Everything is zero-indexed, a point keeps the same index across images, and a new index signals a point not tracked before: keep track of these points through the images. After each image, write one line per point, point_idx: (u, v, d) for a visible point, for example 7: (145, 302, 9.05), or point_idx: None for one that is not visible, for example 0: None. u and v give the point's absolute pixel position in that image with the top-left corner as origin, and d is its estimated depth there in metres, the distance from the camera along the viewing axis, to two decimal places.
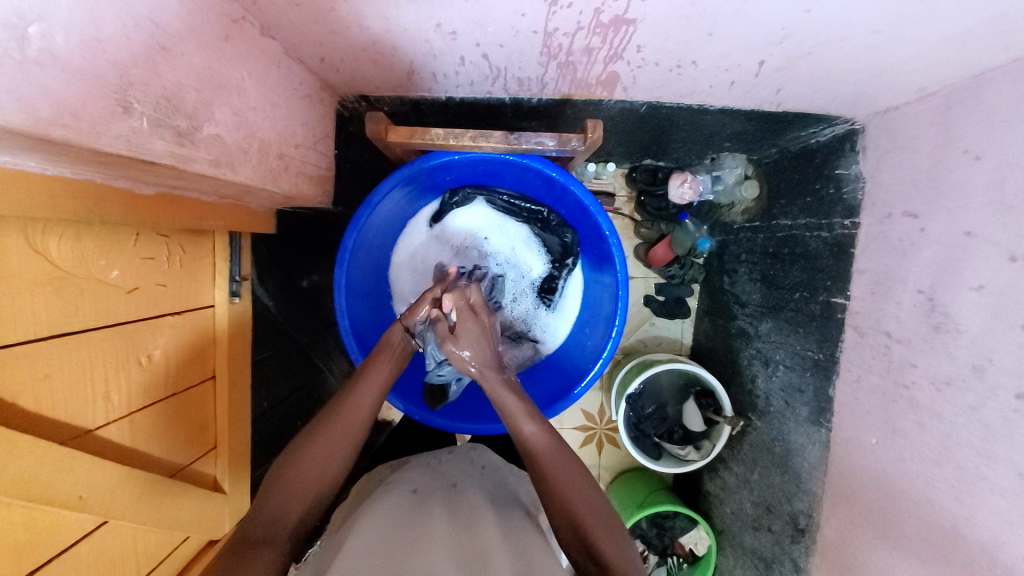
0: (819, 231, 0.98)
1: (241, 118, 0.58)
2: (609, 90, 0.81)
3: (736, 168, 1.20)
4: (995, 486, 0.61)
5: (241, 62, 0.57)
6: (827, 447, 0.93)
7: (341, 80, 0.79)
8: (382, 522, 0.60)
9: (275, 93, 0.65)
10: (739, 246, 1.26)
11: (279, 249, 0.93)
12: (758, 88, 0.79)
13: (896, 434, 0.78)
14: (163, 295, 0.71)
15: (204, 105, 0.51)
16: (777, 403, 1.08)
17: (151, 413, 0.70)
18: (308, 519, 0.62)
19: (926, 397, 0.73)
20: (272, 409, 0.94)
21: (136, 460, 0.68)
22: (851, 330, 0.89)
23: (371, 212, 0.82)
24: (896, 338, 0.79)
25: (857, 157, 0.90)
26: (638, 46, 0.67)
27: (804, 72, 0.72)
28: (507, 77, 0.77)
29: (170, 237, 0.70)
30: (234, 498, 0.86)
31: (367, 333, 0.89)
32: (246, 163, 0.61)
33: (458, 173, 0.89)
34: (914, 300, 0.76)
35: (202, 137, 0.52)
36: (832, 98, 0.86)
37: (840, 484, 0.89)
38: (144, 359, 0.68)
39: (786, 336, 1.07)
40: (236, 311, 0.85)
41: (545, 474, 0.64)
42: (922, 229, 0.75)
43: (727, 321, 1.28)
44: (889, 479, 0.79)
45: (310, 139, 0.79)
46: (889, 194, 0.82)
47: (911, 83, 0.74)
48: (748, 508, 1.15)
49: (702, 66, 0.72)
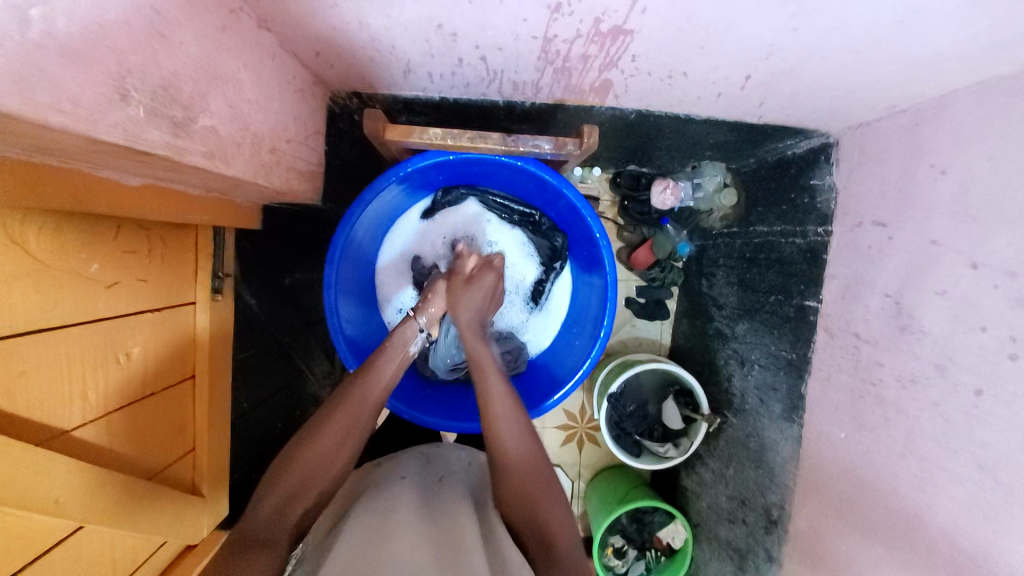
0: (794, 237, 1.03)
1: (236, 110, 0.57)
2: (601, 97, 0.83)
3: (715, 176, 1.23)
4: (953, 475, 0.66)
5: (238, 54, 0.55)
6: (800, 442, 0.98)
7: (334, 75, 0.78)
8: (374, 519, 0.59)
9: (270, 86, 0.64)
10: (717, 250, 1.30)
11: (263, 246, 0.91)
12: (742, 100, 0.82)
13: (863, 429, 0.83)
14: (143, 291, 0.68)
15: (200, 95, 0.50)
16: (751, 401, 1.13)
17: (129, 412, 0.67)
18: (306, 521, 0.61)
19: (893, 394, 0.77)
20: (253, 410, 0.92)
21: (114, 462, 0.65)
22: (823, 332, 0.94)
23: (364, 210, 0.82)
24: (864, 339, 0.84)
25: (831, 169, 0.95)
26: (633, 56, 0.69)
27: (786, 87, 0.75)
28: (502, 80, 0.77)
29: (151, 230, 0.68)
30: (212, 502, 0.83)
31: (356, 329, 0.88)
32: (240, 156, 0.59)
33: (450, 173, 0.89)
34: (882, 303, 0.81)
35: (197, 129, 0.50)
36: (808, 112, 0.91)
37: (810, 479, 0.94)
38: (123, 357, 0.66)
39: (761, 337, 1.11)
40: (218, 309, 0.82)
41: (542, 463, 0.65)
42: (891, 237, 0.80)
43: (705, 322, 1.32)
44: (857, 473, 0.83)
45: (302, 135, 0.77)
46: (860, 204, 0.87)
47: (883, 100, 0.79)
48: (723, 502, 1.19)
49: (693, 78, 0.75)
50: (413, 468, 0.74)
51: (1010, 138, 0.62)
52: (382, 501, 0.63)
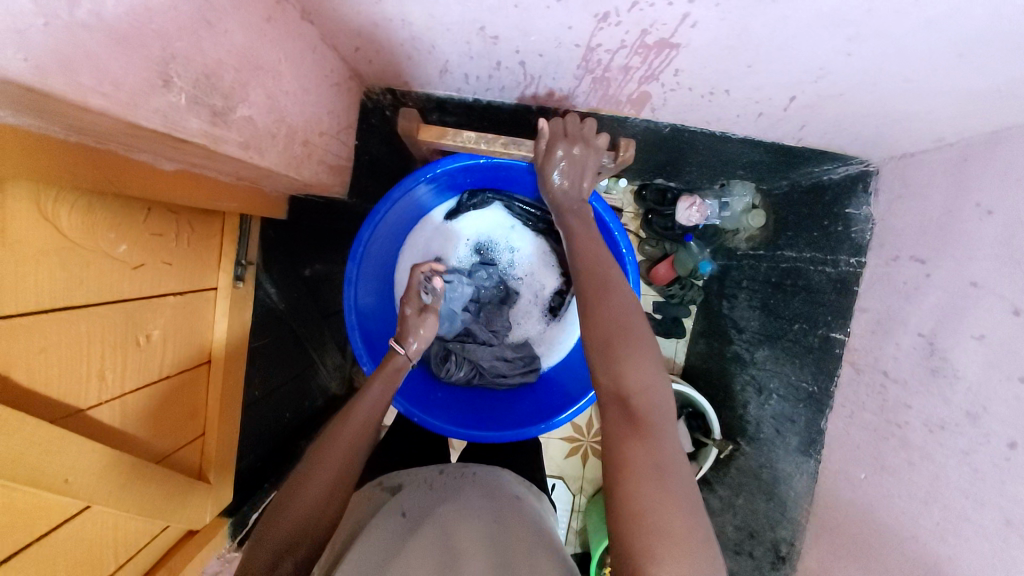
0: (824, 265, 1.00)
1: (273, 101, 0.56)
2: (637, 109, 0.81)
3: (745, 196, 1.22)
4: (981, 530, 0.63)
5: (279, 45, 0.55)
6: (816, 478, 0.95)
7: (371, 71, 0.78)
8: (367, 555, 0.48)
9: (307, 78, 0.64)
10: (740, 272, 1.28)
11: (287, 236, 0.90)
12: (782, 122, 0.80)
13: (884, 471, 0.80)
14: (167, 274, 0.68)
15: (240, 85, 0.50)
16: (767, 431, 1.10)
17: (144, 395, 0.67)
18: None
19: (920, 438, 0.74)
20: (264, 399, 0.92)
21: (125, 443, 0.65)
22: (848, 367, 0.91)
23: (390, 208, 0.81)
24: (892, 378, 0.81)
25: (869, 199, 0.92)
26: (676, 70, 0.67)
27: (831, 112, 0.73)
28: (539, 86, 0.76)
29: (180, 214, 0.68)
30: (217, 489, 0.82)
31: (372, 327, 0.88)
32: (273, 147, 0.59)
33: (478, 177, 0.88)
34: (914, 342, 0.78)
35: (235, 119, 0.50)
36: (850, 138, 0.88)
37: (825, 517, 0.91)
38: (142, 339, 0.66)
39: (781, 365, 1.08)
40: (239, 295, 0.82)
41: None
42: (929, 274, 0.77)
43: (723, 345, 1.30)
44: (875, 517, 0.80)
45: (334, 128, 0.77)
46: (898, 238, 0.84)
47: (931, 132, 0.76)
48: (730, 532, 1.16)
49: (734, 96, 0.73)
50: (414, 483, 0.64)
51: None
52: (378, 529, 0.53)
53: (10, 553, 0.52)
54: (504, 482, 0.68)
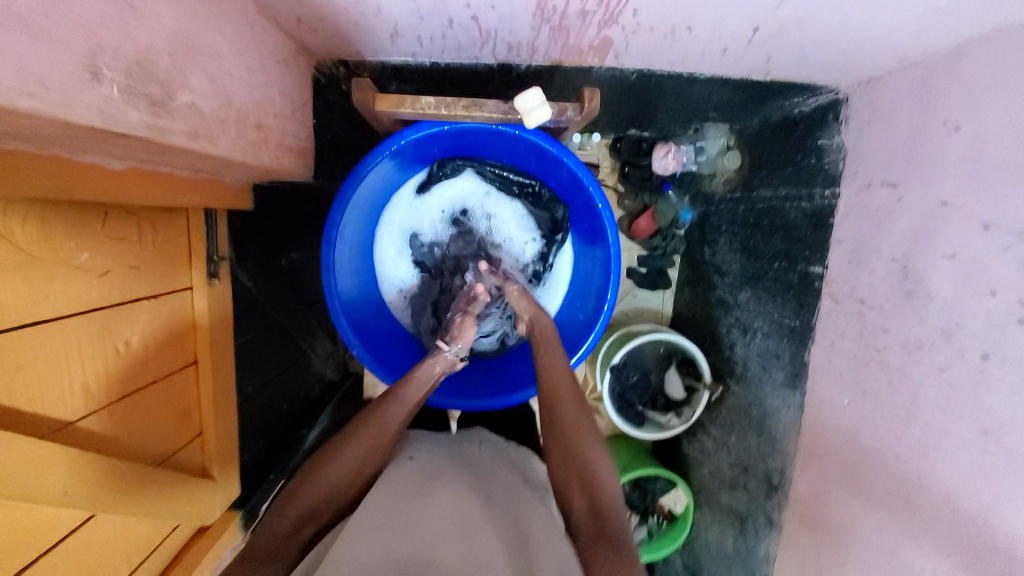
0: (799, 202, 1.00)
1: (217, 85, 0.53)
2: (600, 56, 0.79)
3: (719, 138, 1.20)
4: (956, 438, 0.67)
5: (214, 23, 0.52)
6: (802, 408, 0.99)
7: (319, 43, 0.74)
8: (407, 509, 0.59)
9: (251, 58, 0.60)
10: (719, 217, 1.28)
11: (256, 227, 0.89)
12: (749, 56, 0.78)
13: (866, 394, 0.83)
14: (137, 279, 0.66)
15: (178, 70, 0.47)
16: (754, 367, 1.14)
17: (133, 402, 0.67)
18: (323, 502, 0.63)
19: (897, 358, 0.77)
20: (259, 392, 0.93)
21: (122, 450, 0.66)
22: (827, 298, 0.93)
23: (358, 186, 0.79)
24: (869, 305, 0.83)
25: (840, 127, 0.92)
26: (635, 10, 0.65)
27: (794, 41, 0.71)
28: (496, 41, 0.73)
29: (140, 215, 0.66)
30: (223, 484, 0.84)
31: (356, 311, 0.87)
32: (226, 135, 0.56)
33: (445, 145, 0.86)
34: (888, 268, 0.80)
35: (178, 107, 0.48)
36: (818, 66, 0.87)
37: (812, 444, 0.96)
38: (122, 346, 0.65)
39: (764, 304, 1.11)
40: (216, 293, 0.81)
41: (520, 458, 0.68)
42: (900, 199, 0.78)
43: (707, 290, 1.32)
44: (859, 438, 0.84)
45: (289, 109, 0.74)
46: (869, 165, 0.85)
47: (895, 52, 0.76)
48: (725, 470, 1.21)
49: (697, 32, 0.71)
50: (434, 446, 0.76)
51: None
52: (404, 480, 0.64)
53: (22, 568, 0.53)
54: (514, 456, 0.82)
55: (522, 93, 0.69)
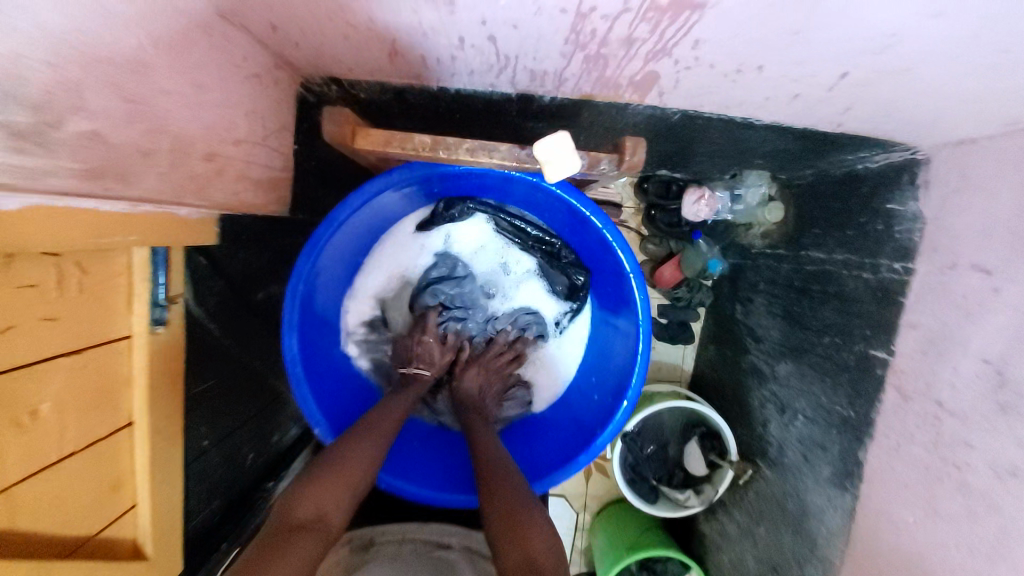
0: (861, 271, 0.86)
1: (136, 106, 0.41)
2: (640, 93, 0.66)
3: (759, 187, 1.09)
4: None
5: (145, 27, 0.39)
6: (851, 516, 0.83)
7: (302, 58, 0.61)
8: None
9: (204, 72, 0.48)
10: (757, 273, 1.15)
11: (225, 264, 0.77)
12: (822, 106, 0.64)
13: (938, 517, 0.68)
14: (56, 332, 0.53)
15: (67, 89, 0.34)
16: (792, 455, 0.98)
17: (35, 483, 0.54)
18: None
19: (984, 483, 0.62)
20: (212, 447, 0.81)
21: (16, 545, 0.52)
22: (892, 392, 0.78)
23: (335, 230, 0.67)
24: (948, 410, 0.68)
25: (916, 192, 0.77)
26: (695, 41, 0.51)
27: (883, 91, 0.57)
28: (517, 68, 0.60)
29: (61, 255, 0.52)
30: (162, 563, 0.71)
31: (326, 372, 0.75)
32: (150, 168, 0.44)
33: (447, 182, 0.73)
34: (976, 369, 0.65)
35: (64, 137, 0.35)
36: (900, 125, 0.73)
37: (860, 562, 0.79)
38: (26, 417, 0.52)
39: (809, 384, 0.95)
40: (161, 341, 0.67)
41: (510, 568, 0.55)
42: (997, 290, 0.63)
43: (739, 353, 1.17)
44: (926, 570, 0.69)
45: (260, 133, 0.61)
46: (955, 242, 0.70)
47: (1005, 112, 0.62)
48: (751, 564, 1.05)
49: (767, 74, 0.57)
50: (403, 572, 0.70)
51: None
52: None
53: None
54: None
55: (543, 137, 0.54)
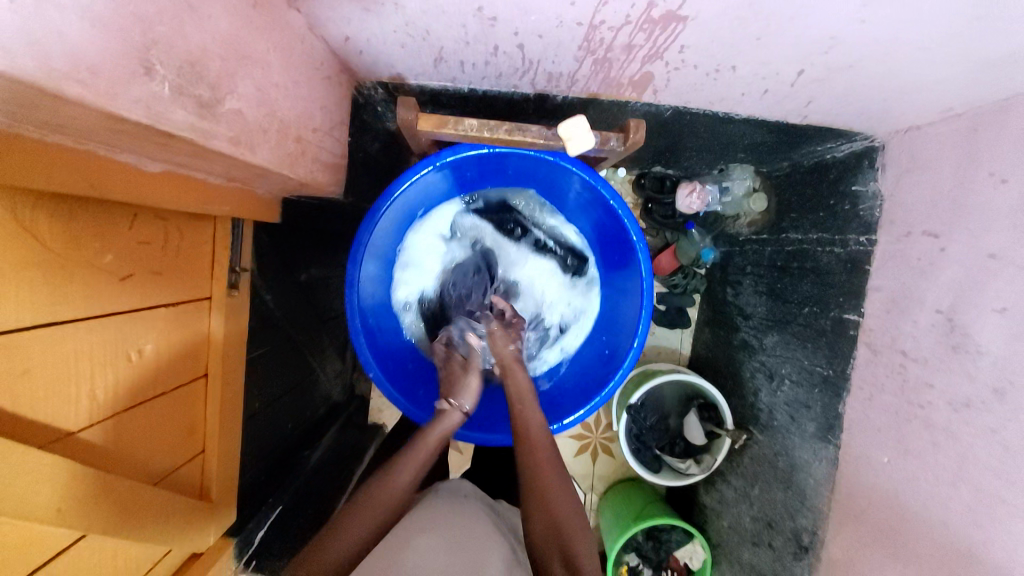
0: (832, 246, 0.98)
1: (263, 94, 0.53)
2: (638, 92, 0.79)
3: (745, 179, 1.21)
4: (1018, 510, 0.61)
5: (267, 34, 0.52)
6: (834, 464, 0.93)
7: (361, 64, 0.74)
8: (416, 544, 0.59)
9: (297, 72, 0.61)
10: (744, 257, 1.27)
11: (281, 241, 0.87)
12: (788, 99, 0.77)
13: (909, 453, 0.78)
14: (157, 285, 0.64)
15: (228, 75, 0.47)
16: (781, 417, 1.08)
17: (138, 414, 0.63)
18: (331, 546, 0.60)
19: (944, 416, 0.72)
20: (264, 410, 0.88)
21: (122, 465, 0.62)
22: (864, 348, 0.89)
23: (389, 205, 0.78)
24: (912, 357, 0.79)
25: (876, 174, 0.90)
26: (681, 47, 0.64)
27: (841, 85, 0.70)
28: (537, 71, 0.74)
29: (168, 219, 0.64)
30: (222, 508, 0.79)
31: (377, 333, 0.85)
32: (266, 143, 0.56)
33: (479, 171, 0.85)
34: (933, 319, 0.76)
35: (224, 111, 0.47)
36: (856, 114, 0.87)
37: (847, 505, 0.89)
38: (134, 355, 0.62)
39: (792, 350, 1.07)
40: (234, 304, 0.79)
41: (543, 492, 0.66)
42: (943, 249, 0.75)
43: (730, 331, 1.29)
44: (902, 502, 0.78)
45: (327, 125, 0.74)
46: (909, 213, 0.83)
47: (939, 102, 0.75)
48: (747, 523, 1.14)
49: (740, 72, 0.70)
50: (432, 563, 0.56)
51: None
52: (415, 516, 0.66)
53: None
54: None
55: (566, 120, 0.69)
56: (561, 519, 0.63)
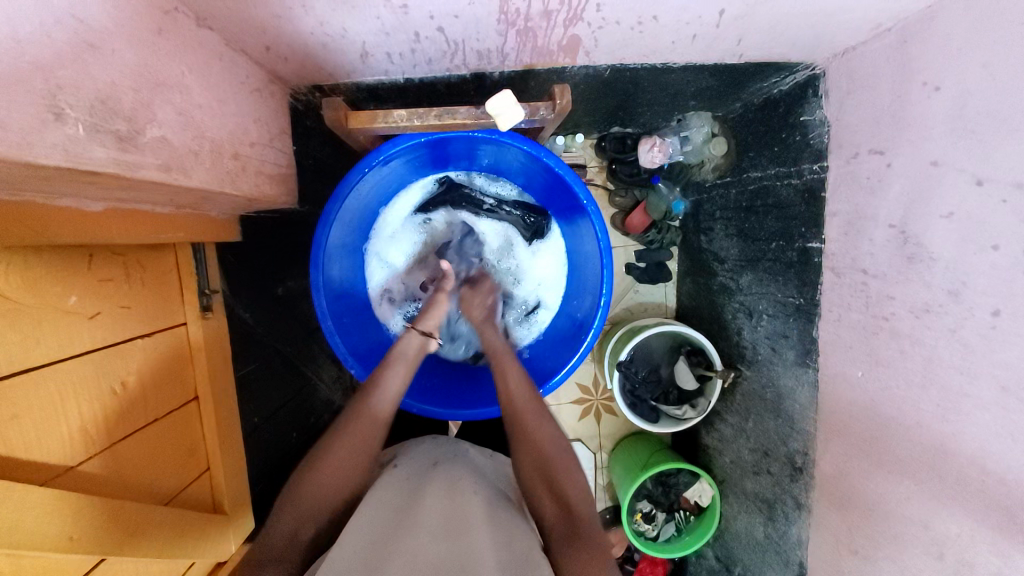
0: (790, 178, 0.99)
1: (186, 117, 0.55)
2: (571, 56, 0.79)
3: (703, 126, 1.22)
4: (978, 401, 0.63)
5: (179, 57, 0.53)
6: (816, 388, 0.96)
7: (290, 70, 0.75)
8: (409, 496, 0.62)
9: (220, 89, 0.62)
10: (713, 203, 1.28)
11: (247, 258, 0.89)
12: (719, 40, 0.77)
13: (880, 365, 0.80)
14: (129, 318, 0.67)
15: (143, 105, 0.48)
16: (764, 351, 1.11)
17: (134, 443, 0.67)
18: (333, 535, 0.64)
19: (906, 324, 0.74)
20: (264, 424, 0.91)
21: (127, 491, 0.65)
22: (828, 272, 0.91)
23: (342, 206, 0.80)
24: (872, 274, 0.81)
25: (820, 102, 0.91)
26: (597, 5, 0.65)
27: (764, 18, 0.70)
28: (465, 51, 0.74)
29: (126, 255, 0.66)
30: (235, 518, 0.83)
31: (353, 330, 0.88)
32: (200, 165, 0.57)
33: (429, 155, 0.86)
34: (886, 235, 0.77)
35: (146, 141, 0.49)
36: (791, 44, 0.87)
37: (831, 422, 0.92)
38: (120, 387, 0.65)
39: (766, 286, 1.09)
40: (211, 326, 0.81)
41: (530, 454, 0.68)
42: (889, 164, 0.76)
43: (709, 278, 1.31)
44: (879, 412, 0.81)
45: (265, 137, 0.75)
46: (855, 134, 0.83)
47: (867, 19, 0.76)
48: (746, 456, 1.18)
49: (664, 22, 0.71)
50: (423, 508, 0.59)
51: (1004, 40, 0.58)
52: (387, 490, 0.63)
53: None
54: (528, 544, 0.57)
55: (491, 96, 0.69)
56: (549, 478, 0.66)
